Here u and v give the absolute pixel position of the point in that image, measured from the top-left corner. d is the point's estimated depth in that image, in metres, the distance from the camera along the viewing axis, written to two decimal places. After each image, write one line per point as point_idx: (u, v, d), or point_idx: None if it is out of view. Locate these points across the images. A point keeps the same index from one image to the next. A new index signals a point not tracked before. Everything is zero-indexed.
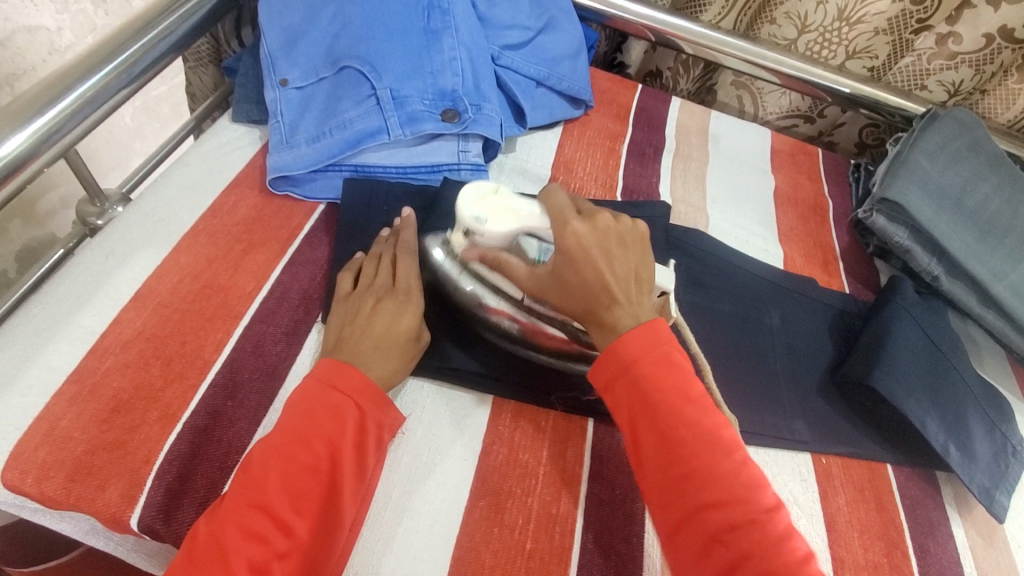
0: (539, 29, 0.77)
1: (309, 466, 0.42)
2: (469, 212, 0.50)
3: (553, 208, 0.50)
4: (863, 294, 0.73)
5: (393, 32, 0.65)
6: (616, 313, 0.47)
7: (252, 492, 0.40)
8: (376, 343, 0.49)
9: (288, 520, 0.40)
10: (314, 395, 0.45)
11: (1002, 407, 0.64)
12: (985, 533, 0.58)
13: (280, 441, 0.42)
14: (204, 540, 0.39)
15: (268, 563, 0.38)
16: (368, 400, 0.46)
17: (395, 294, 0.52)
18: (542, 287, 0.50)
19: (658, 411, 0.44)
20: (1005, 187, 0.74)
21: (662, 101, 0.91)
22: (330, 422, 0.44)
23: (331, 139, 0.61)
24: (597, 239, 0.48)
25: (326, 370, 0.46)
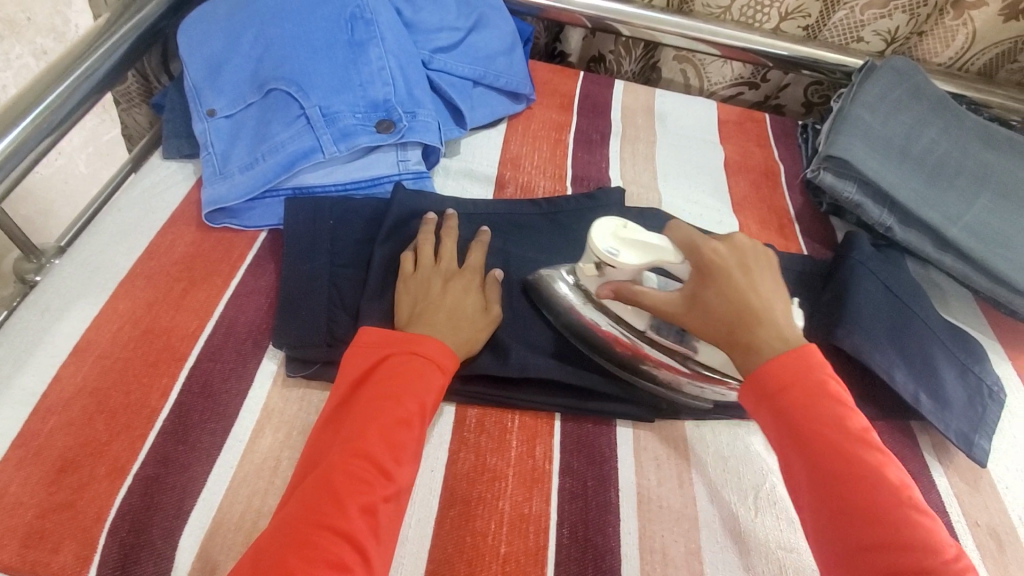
0: (469, 28, 0.76)
1: (403, 419, 0.43)
2: (602, 244, 0.49)
3: (682, 241, 0.49)
4: (820, 252, 0.73)
5: (317, 49, 0.64)
6: (756, 336, 0.45)
7: (354, 443, 0.41)
8: (448, 316, 0.50)
9: (389, 467, 0.41)
10: (403, 360, 0.46)
11: (974, 349, 0.63)
12: (970, 478, 0.57)
13: (375, 400, 0.44)
14: (314, 487, 0.40)
15: (376, 504, 0.39)
16: (448, 362, 0.47)
17: (462, 274, 0.54)
18: (679, 315, 0.48)
19: (809, 436, 0.41)
20: (950, 128, 0.73)
21: (605, 86, 0.91)
22: (417, 382, 0.45)
23: (265, 164, 0.60)
24: (735, 257, 0.48)
25: (406, 337, 0.47)
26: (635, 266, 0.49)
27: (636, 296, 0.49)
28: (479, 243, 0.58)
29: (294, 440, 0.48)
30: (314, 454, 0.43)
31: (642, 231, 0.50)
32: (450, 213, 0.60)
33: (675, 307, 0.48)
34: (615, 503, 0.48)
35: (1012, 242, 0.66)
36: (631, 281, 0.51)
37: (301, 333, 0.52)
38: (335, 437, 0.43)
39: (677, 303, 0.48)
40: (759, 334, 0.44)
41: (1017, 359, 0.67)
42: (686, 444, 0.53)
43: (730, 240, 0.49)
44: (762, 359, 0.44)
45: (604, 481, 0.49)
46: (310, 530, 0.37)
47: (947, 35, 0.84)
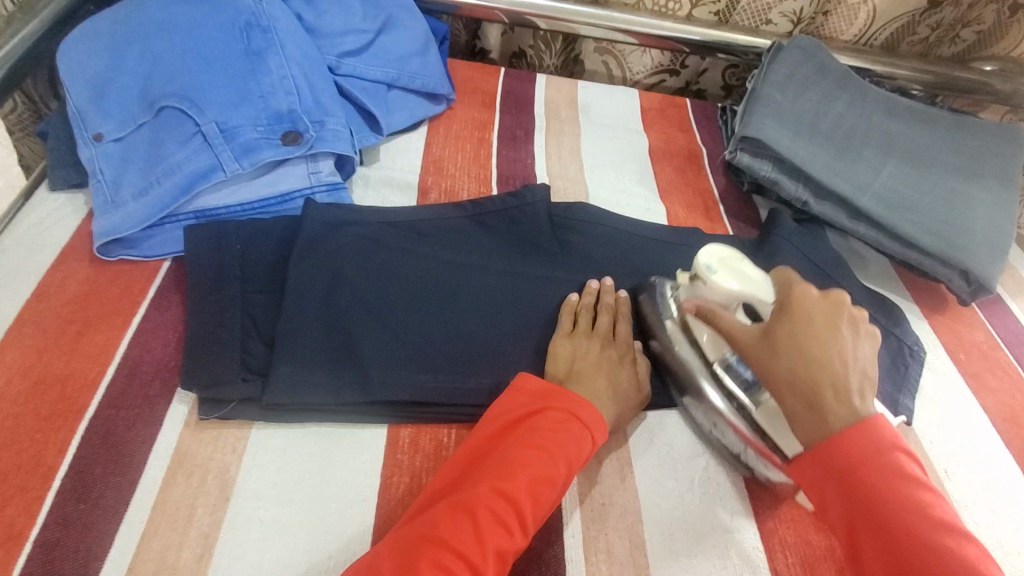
0: (378, 30, 0.74)
1: (549, 476, 0.43)
2: (704, 259, 0.50)
3: (779, 281, 0.49)
4: (746, 231, 0.74)
5: (211, 62, 0.60)
6: (827, 403, 0.42)
7: (505, 483, 0.42)
8: (606, 385, 0.51)
9: (528, 522, 0.41)
10: (563, 418, 0.47)
11: (895, 313, 0.66)
12: (897, 436, 0.59)
13: (525, 446, 0.44)
14: (456, 510, 0.40)
15: (508, 554, 0.39)
16: (599, 430, 0.47)
17: (618, 347, 0.55)
18: (748, 346, 0.46)
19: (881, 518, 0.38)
20: (855, 102, 0.76)
21: (527, 81, 0.90)
22: (569, 442, 0.45)
23: (160, 188, 0.56)
24: (824, 311, 0.45)
25: (575, 397, 0.48)
26: (728, 291, 0.49)
27: (712, 314, 0.49)
28: (626, 316, 0.58)
29: (210, 484, 0.45)
30: (458, 482, 0.43)
31: (746, 264, 0.50)
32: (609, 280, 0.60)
33: (747, 337, 0.47)
34: (558, 507, 0.47)
35: (919, 207, 0.70)
36: (720, 303, 0.50)
37: (212, 369, 0.48)
38: (481, 470, 0.43)
39: (751, 334, 0.46)
40: (823, 386, 0.42)
41: (932, 318, 0.70)
42: (626, 437, 0.53)
43: (830, 294, 0.46)
44: (824, 413, 0.42)
45: None
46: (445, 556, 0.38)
47: (850, 13, 0.87)
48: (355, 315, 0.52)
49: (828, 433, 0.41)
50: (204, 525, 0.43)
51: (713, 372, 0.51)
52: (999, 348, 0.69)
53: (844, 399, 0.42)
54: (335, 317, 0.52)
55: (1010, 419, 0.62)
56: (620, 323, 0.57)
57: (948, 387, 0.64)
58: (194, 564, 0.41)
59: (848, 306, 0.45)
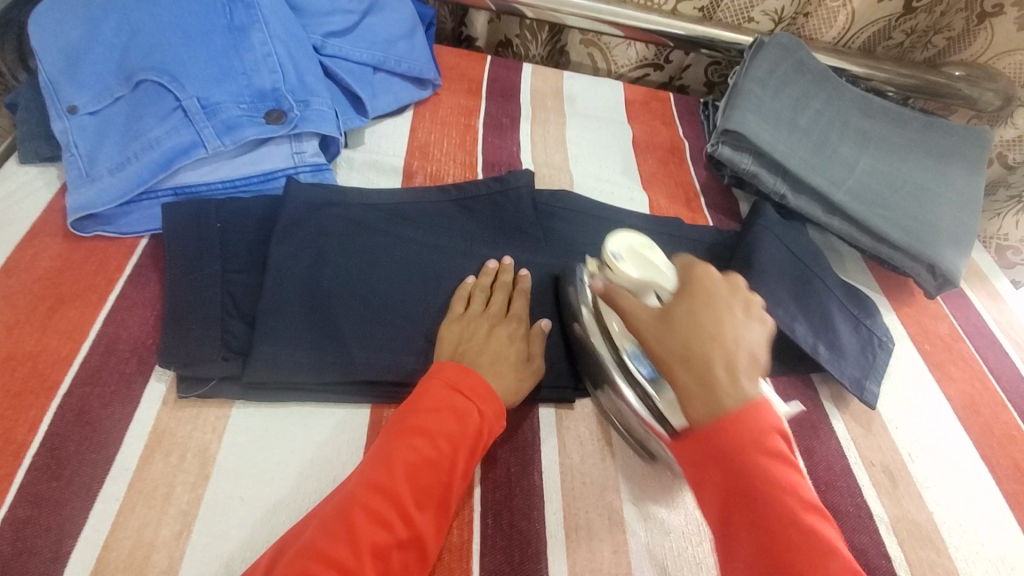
0: (364, 11, 0.73)
1: (431, 460, 0.42)
2: (612, 248, 0.52)
3: (680, 260, 0.50)
4: (726, 223, 0.76)
5: (191, 35, 0.59)
6: (719, 383, 0.41)
7: (383, 478, 0.41)
8: (493, 362, 0.50)
9: (411, 512, 0.40)
10: (444, 395, 0.46)
11: (865, 304, 0.68)
12: (864, 422, 0.61)
13: (405, 434, 0.43)
14: (334, 514, 0.39)
15: (388, 550, 0.38)
16: (489, 404, 0.46)
17: (509, 323, 0.53)
18: (647, 326, 0.46)
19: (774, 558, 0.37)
20: (832, 100, 0.78)
21: (513, 69, 0.90)
22: (453, 421, 0.44)
23: (138, 163, 0.55)
24: (722, 294, 0.46)
25: (457, 372, 0.47)
26: (631, 275, 0.50)
27: (616, 294, 0.49)
28: (524, 290, 0.56)
29: (189, 462, 0.44)
30: (345, 483, 0.42)
31: (654, 255, 0.51)
32: (507, 261, 0.58)
33: (646, 318, 0.46)
34: (539, 486, 0.48)
35: (890, 204, 0.72)
36: (625, 285, 0.50)
37: (191, 348, 0.48)
38: (363, 466, 0.42)
39: (651, 317, 0.46)
40: (715, 364, 0.42)
41: (900, 310, 0.73)
42: (606, 420, 0.54)
43: (730, 279, 0.47)
44: (715, 394, 0.41)
45: (527, 466, 0.49)
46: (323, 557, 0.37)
47: (830, 16, 0.90)
48: (339, 295, 0.52)
49: (714, 413, 0.40)
50: (182, 503, 0.42)
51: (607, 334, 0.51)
52: (961, 340, 0.72)
53: (736, 381, 0.41)
54: (317, 297, 0.52)
55: (969, 407, 0.65)
56: (518, 299, 0.55)
57: (913, 375, 0.66)
58: (172, 542, 0.40)
59: (743, 290, 0.47)
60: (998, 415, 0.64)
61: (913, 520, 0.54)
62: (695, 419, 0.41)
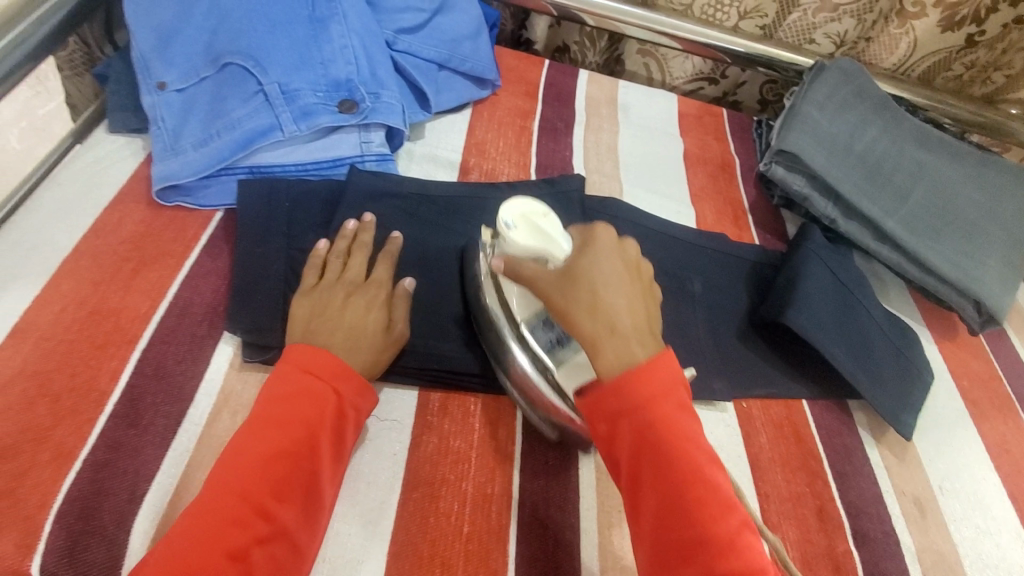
0: (435, 10, 0.75)
1: (286, 449, 0.42)
2: (505, 215, 0.49)
3: (582, 228, 0.49)
4: (772, 243, 0.77)
5: (276, 24, 0.62)
6: (615, 347, 0.43)
7: (233, 478, 0.40)
8: (347, 339, 0.48)
9: (271, 506, 0.40)
10: (293, 379, 0.45)
11: (907, 335, 0.68)
12: (897, 451, 0.61)
13: (258, 427, 0.42)
14: (189, 523, 0.38)
15: (250, 548, 0.38)
16: (345, 381, 0.46)
17: (365, 289, 0.52)
18: (548, 282, 0.46)
19: (654, 443, 0.40)
20: (890, 129, 0.78)
21: (570, 75, 0.91)
22: (307, 405, 0.44)
23: (220, 141, 0.58)
24: (620, 259, 0.48)
25: (303, 354, 0.46)
26: (523, 245, 0.48)
27: (517, 267, 0.48)
28: (388, 252, 0.55)
29: None
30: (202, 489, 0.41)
31: (549, 221, 0.49)
32: (366, 219, 0.57)
33: (548, 276, 0.46)
34: (575, 480, 0.50)
35: (940, 237, 0.72)
36: (523, 254, 0.48)
37: (258, 318, 0.51)
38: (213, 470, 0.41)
39: (551, 273, 0.47)
40: (624, 315, 0.44)
41: (941, 344, 0.73)
42: None
43: (625, 239, 0.50)
44: (608, 344, 0.43)
45: (566, 461, 0.51)
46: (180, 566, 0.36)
47: (892, 42, 0.89)
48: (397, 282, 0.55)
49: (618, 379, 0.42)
50: None
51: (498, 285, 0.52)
52: (1001, 378, 0.71)
53: (634, 347, 0.43)
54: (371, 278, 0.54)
55: (1003, 445, 0.64)
56: (379, 263, 0.54)
57: (949, 410, 0.66)
58: None
59: (637, 252, 0.50)
60: None
61: (938, 551, 0.55)
62: (604, 364, 0.43)
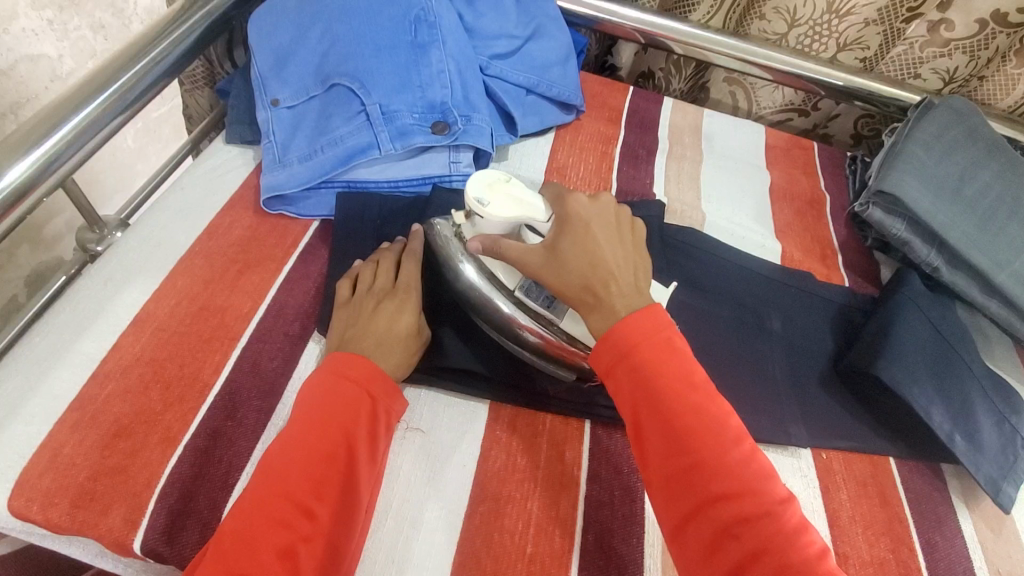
0: (527, 37, 0.78)
1: (325, 452, 0.43)
2: (473, 194, 0.51)
3: (551, 196, 0.53)
4: (863, 287, 0.72)
5: (380, 48, 0.66)
6: (611, 293, 0.46)
7: (275, 479, 0.41)
8: (378, 342, 0.50)
9: (311, 506, 0.41)
10: (330, 386, 0.46)
11: (1013, 398, 0.62)
12: (996, 525, 0.56)
13: (298, 431, 0.44)
14: (237, 521, 0.40)
15: (294, 547, 0.39)
16: (380, 388, 0.47)
17: (394, 295, 0.54)
18: (534, 263, 0.49)
19: (682, 435, 0.41)
20: (1004, 172, 0.72)
21: (654, 102, 0.91)
22: (344, 410, 0.45)
23: (323, 156, 0.62)
24: (598, 215, 0.50)
25: (337, 364, 0.47)
26: (500, 218, 0.51)
27: (499, 246, 0.51)
28: (416, 253, 0.58)
29: None
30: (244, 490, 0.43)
31: (515, 188, 0.52)
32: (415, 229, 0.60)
33: (535, 257, 0.49)
34: (642, 516, 0.49)
35: None
36: (501, 233, 0.52)
37: None
38: (256, 472, 0.43)
39: (537, 253, 0.50)
40: (607, 278, 0.47)
41: None
42: None
43: (596, 197, 0.52)
44: (611, 301, 0.46)
45: (632, 493, 0.50)
46: (230, 566, 0.37)
47: (1009, 82, 0.82)
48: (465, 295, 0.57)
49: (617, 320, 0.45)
50: None
51: (479, 262, 0.55)
52: None
53: (626, 290, 0.47)
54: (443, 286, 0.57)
55: None
56: (405, 265, 0.56)
57: None
58: None
59: (613, 206, 0.52)
60: None
61: None
62: (597, 329, 0.46)
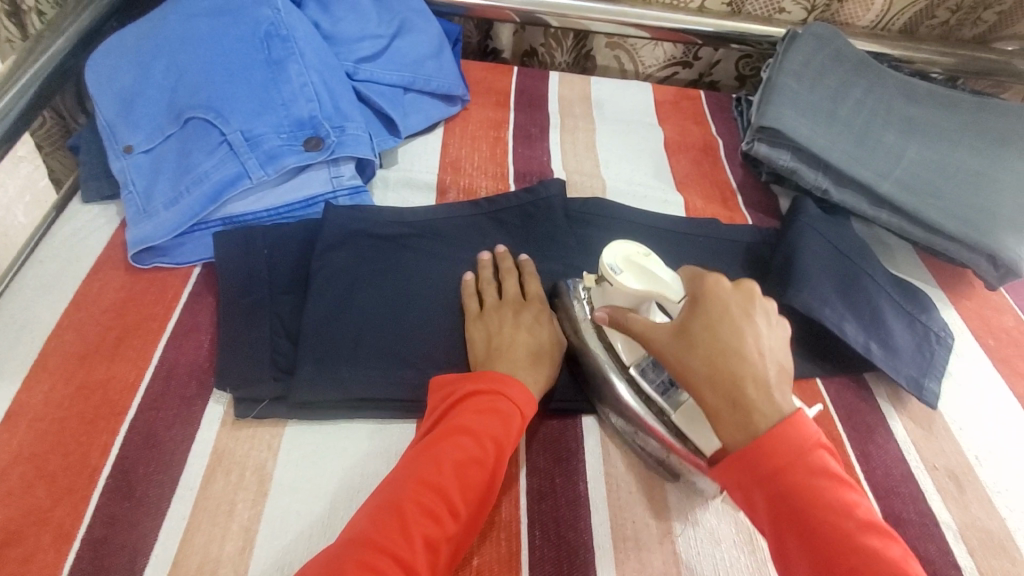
0: (392, 35, 0.75)
1: (476, 458, 0.43)
2: (608, 260, 0.48)
3: (688, 276, 0.47)
4: (764, 221, 0.74)
5: (232, 72, 0.62)
6: (750, 400, 0.41)
7: (430, 474, 0.41)
8: (527, 352, 0.51)
9: (458, 506, 0.41)
10: (488, 401, 0.46)
11: (919, 300, 0.65)
12: (924, 423, 0.58)
13: (454, 433, 0.44)
14: (387, 508, 0.40)
15: (439, 543, 0.39)
16: (529, 409, 0.47)
17: (529, 309, 0.55)
18: (663, 345, 0.45)
19: (831, 563, 0.37)
20: (874, 88, 0.75)
21: (539, 78, 0.90)
22: (495, 424, 0.45)
23: (190, 197, 0.58)
24: (737, 303, 0.45)
25: (497, 377, 0.48)
26: (632, 292, 0.47)
27: (628, 322, 0.48)
28: (530, 273, 0.58)
29: (248, 480, 0.46)
30: (389, 479, 0.42)
31: (652, 261, 0.48)
32: (521, 257, 0.59)
33: (662, 335, 0.45)
34: (585, 494, 0.49)
35: (943, 193, 0.68)
36: (629, 307, 0.49)
37: (244, 368, 0.50)
38: (410, 462, 0.43)
39: (666, 332, 0.45)
40: (745, 382, 0.42)
41: (957, 304, 0.69)
42: None
43: (740, 284, 0.46)
44: (747, 412, 0.41)
45: (573, 474, 0.50)
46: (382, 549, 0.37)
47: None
48: (369, 315, 0.54)
49: (751, 434, 0.41)
50: (244, 519, 0.44)
51: (600, 332, 0.52)
52: None
53: (764, 393, 0.41)
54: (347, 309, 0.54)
55: None
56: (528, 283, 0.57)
57: (975, 372, 0.63)
58: (236, 556, 0.42)
59: (758, 296, 0.46)
60: None
61: (984, 528, 0.51)
62: (728, 438, 0.42)
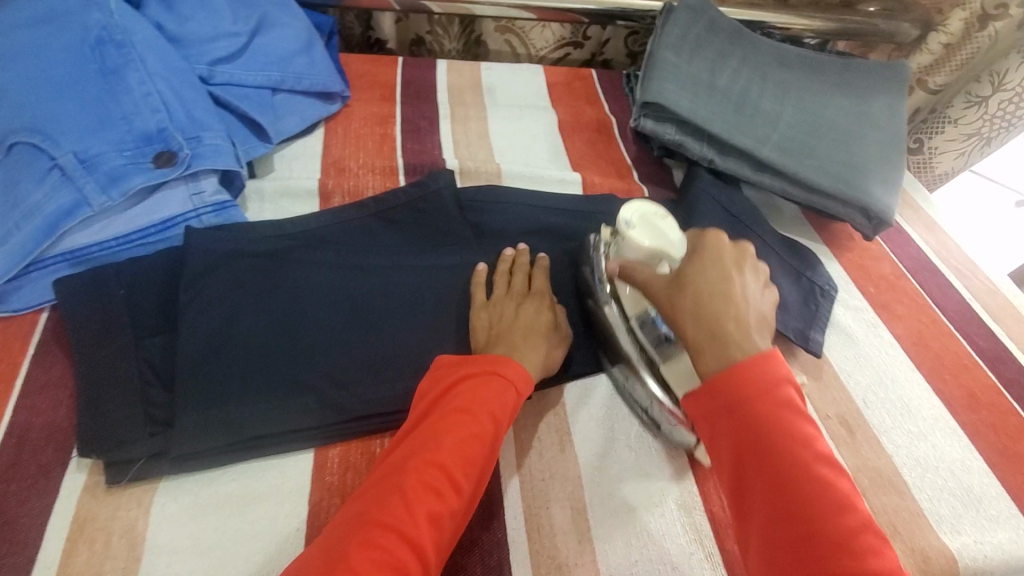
0: (251, 32, 0.68)
1: (478, 433, 0.42)
2: (624, 214, 0.52)
3: (691, 237, 0.49)
4: (660, 193, 0.75)
5: (61, 88, 0.54)
6: (729, 334, 0.42)
7: (431, 451, 0.40)
8: (524, 335, 0.50)
9: (460, 482, 0.40)
10: (483, 378, 0.45)
11: (804, 254, 0.68)
12: (814, 373, 0.61)
13: (454, 411, 0.42)
14: (385, 485, 0.39)
15: (443, 517, 0.38)
16: (525, 385, 0.46)
17: (534, 297, 0.54)
18: (659, 290, 0.47)
19: (786, 495, 0.37)
20: (748, 57, 0.77)
21: (427, 68, 0.86)
22: (494, 399, 0.44)
23: (20, 234, 0.51)
24: (732, 258, 0.46)
25: (491, 358, 0.46)
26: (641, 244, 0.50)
27: (630, 269, 0.50)
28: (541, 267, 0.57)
29: (117, 547, 0.41)
30: (392, 457, 0.41)
31: (665, 221, 0.52)
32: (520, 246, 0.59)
33: (660, 285, 0.47)
34: (499, 492, 0.47)
35: (817, 153, 0.71)
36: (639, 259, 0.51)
37: (103, 421, 0.44)
38: (410, 440, 0.42)
39: (663, 282, 0.47)
40: (725, 319, 0.43)
41: (840, 256, 0.73)
42: (567, 409, 0.53)
43: (740, 244, 0.47)
44: (724, 342, 0.42)
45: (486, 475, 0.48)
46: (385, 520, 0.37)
47: None
48: None
49: (728, 361, 0.41)
50: None
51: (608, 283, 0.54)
52: (904, 276, 0.72)
53: (744, 331, 0.42)
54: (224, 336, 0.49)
55: (919, 341, 0.65)
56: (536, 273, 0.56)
57: (860, 319, 0.66)
58: None
59: (751, 255, 0.47)
60: (948, 346, 0.65)
61: (874, 466, 0.54)
62: (704, 366, 0.42)
